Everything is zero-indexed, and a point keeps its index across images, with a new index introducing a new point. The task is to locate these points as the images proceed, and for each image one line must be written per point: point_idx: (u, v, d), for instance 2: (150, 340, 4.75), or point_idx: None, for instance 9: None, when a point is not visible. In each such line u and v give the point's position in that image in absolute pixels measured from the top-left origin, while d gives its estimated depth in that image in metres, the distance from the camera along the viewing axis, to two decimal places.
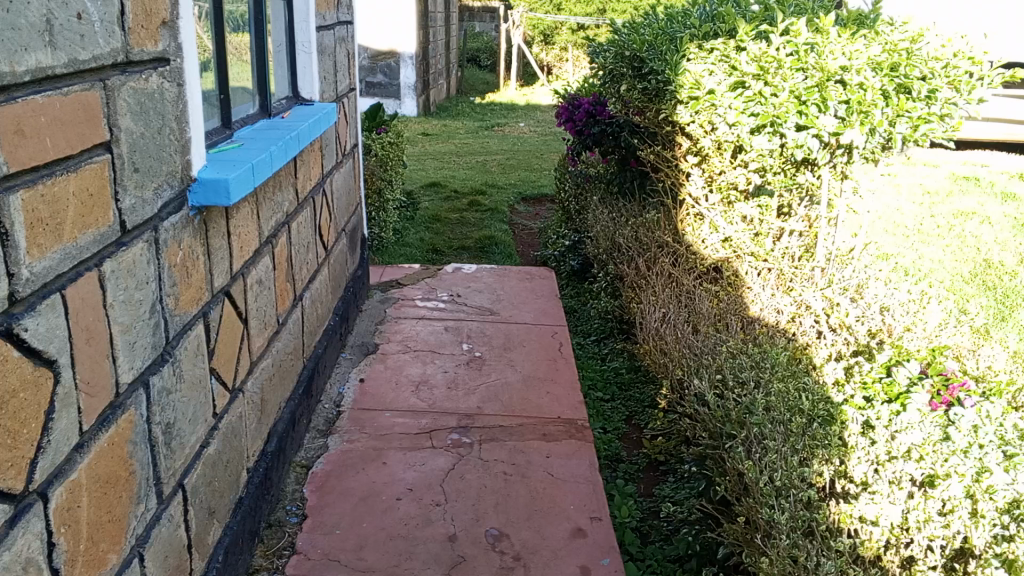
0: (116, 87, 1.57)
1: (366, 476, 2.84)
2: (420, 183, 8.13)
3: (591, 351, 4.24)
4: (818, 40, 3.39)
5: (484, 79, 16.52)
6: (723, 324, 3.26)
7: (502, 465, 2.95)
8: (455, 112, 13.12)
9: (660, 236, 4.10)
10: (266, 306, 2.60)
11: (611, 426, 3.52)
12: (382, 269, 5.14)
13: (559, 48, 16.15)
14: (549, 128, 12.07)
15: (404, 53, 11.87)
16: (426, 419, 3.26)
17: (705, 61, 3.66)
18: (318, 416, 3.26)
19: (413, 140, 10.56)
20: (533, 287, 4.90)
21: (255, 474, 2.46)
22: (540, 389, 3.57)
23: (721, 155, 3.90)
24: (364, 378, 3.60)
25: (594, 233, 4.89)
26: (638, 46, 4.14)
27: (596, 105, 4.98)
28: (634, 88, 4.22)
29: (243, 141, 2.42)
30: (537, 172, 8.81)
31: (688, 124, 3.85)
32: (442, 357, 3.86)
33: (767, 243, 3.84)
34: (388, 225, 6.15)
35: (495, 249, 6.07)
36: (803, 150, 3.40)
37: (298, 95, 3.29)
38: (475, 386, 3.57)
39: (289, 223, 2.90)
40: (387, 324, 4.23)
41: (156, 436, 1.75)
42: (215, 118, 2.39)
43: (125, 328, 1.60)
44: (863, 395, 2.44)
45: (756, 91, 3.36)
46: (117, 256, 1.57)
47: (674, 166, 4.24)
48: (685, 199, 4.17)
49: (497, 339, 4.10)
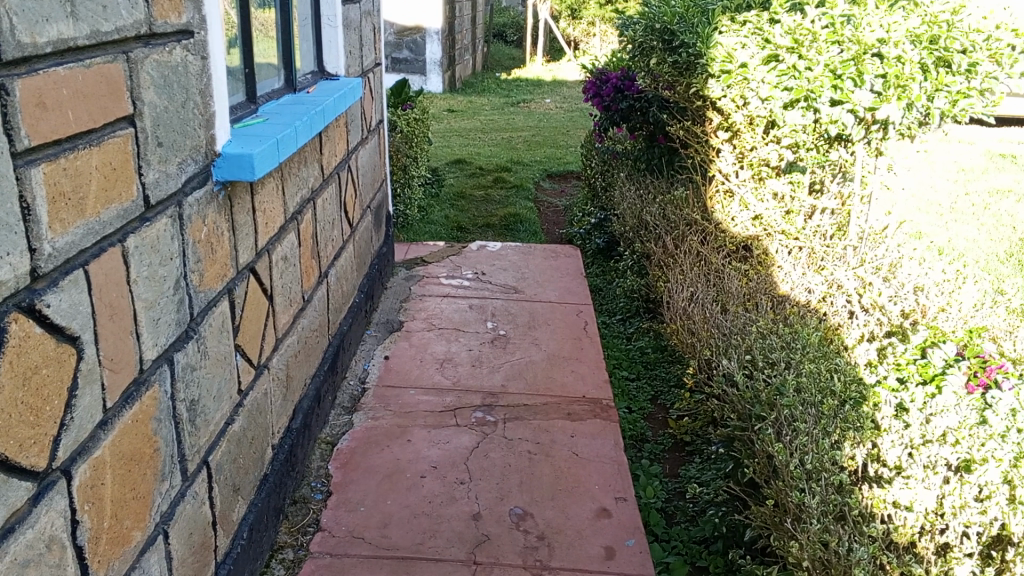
0: (139, 60, 1.55)
1: (390, 454, 2.84)
2: (445, 160, 8.09)
3: (615, 330, 4.20)
4: (855, 12, 3.31)
5: (510, 55, 16.39)
6: (752, 304, 3.19)
7: (527, 444, 2.93)
8: (480, 88, 13.03)
9: (688, 214, 4.02)
10: (291, 282, 2.59)
11: (635, 406, 3.49)
12: (406, 246, 5.13)
13: (586, 23, 15.96)
14: (575, 104, 11.95)
15: (430, 28, 11.80)
16: (451, 397, 3.25)
17: (738, 34, 3.54)
18: (343, 393, 3.26)
19: (438, 117, 10.52)
20: (558, 265, 4.86)
21: (280, 451, 2.46)
22: (565, 367, 3.54)
23: (753, 130, 3.81)
24: (388, 355, 3.60)
25: (620, 210, 4.83)
26: (669, 19, 4.06)
27: (624, 80, 4.85)
28: (664, 61, 4.10)
29: (268, 116, 2.39)
30: (563, 150, 8.73)
31: (720, 99, 3.75)
32: (466, 335, 3.84)
33: (798, 222, 3.76)
34: (413, 202, 6.14)
35: (520, 227, 6.04)
36: (837, 126, 3.30)
37: (324, 70, 3.27)
38: (499, 364, 3.55)
39: (314, 199, 2.88)
40: (412, 302, 4.21)
41: (180, 413, 1.74)
42: (241, 93, 2.37)
43: (149, 304, 1.59)
44: (897, 376, 2.35)
45: (790, 65, 3.26)
46: (141, 231, 1.56)
47: (703, 142, 4.13)
48: (715, 176, 4.07)
49: (521, 317, 4.08)
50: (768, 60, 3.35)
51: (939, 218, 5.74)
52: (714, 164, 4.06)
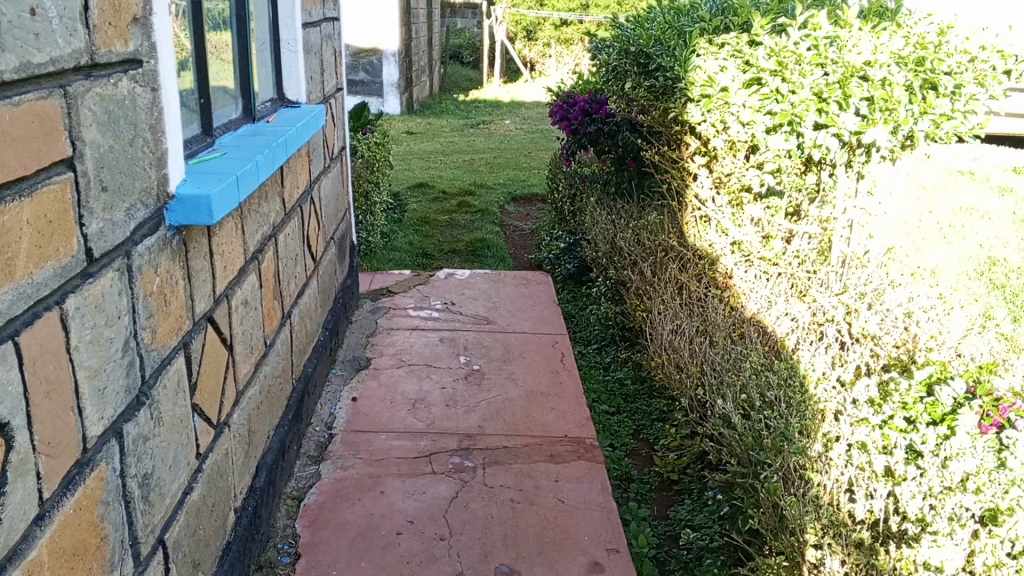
0: (78, 94, 1.36)
1: (363, 508, 2.64)
2: (407, 183, 7.92)
3: (592, 360, 4.05)
4: (840, 34, 3.25)
5: (467, 76, 16.28)
6: (745, 338, 3.07)
7: (509, 492, 2.75)
8: (438, 110, 12.89)
9: (665, 240, 3.87)
10: (253, 327, 2.38)
11: (619, 442, 3.33)
12: (371, 276, 4.93)
13: (542, 44, 15.87)
14: (535, 124, 11.87)
15: (386, 50, 11.65)
16: (425, 441, 3.06)
17: (717, 57, 3.46)
18: (309, 441, 3.05)
19: (398, 139, 10.35)
20: (530, 294, 4.70)
21: (243, 514, 2.25)
22: (544, 405, 3.37)
23: (733, 156, 3.68)
24: (356, 397, 3.39)
25: (592, 235, 4.71)
26: (644, 41, 3.94)
27: (593, 103, 4.81)
28: (640, 85, 4.00)
29: (226, 149, 2.20)
30: (525, 172, 8.60)
31: (699, 125, 3.64)
32: (438, 372, 3.65)
33: (779, 246, 3.63)
34: (375, 230, 5.94)
35: (487, 253, 5.87)
36: (820, 150, 3.27)
37: (284, 96, 3.08)
38: (475, 403, 3.37)
39: (275, 235, 2.68)
40: (379, 336, 4.01)
41: (132, 491, 1.54)
42: (195, 124, 2.18)
43: (93, 372, 1.39)
44: (904, 416, 2.21)
45: (773, 89, 3.21)
46: (83, 290, 1.36)
47: (679, 167, 4.03)
48: (692, 200, 3.96)
49: (495, 350, 3.91)
50: (750, 82, 3.31)
51: (907, 237, 5.71)
52: (691, 188, 3.96)
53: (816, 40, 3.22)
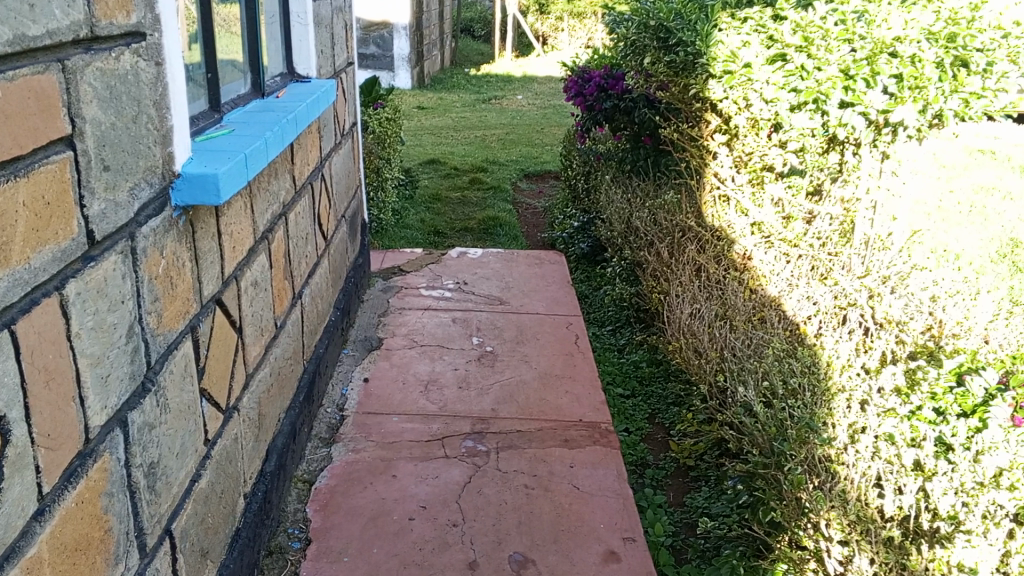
0: (77, 69, 1.29)
1: (375, 493, 2.59)
2: (418, 159, 7.84)
3: (606, 342, 3.99)
4: (868, 9, 3.22)
5: (479, 50, 16.11)
6: (767, 323, 2.99)
7: (523, 477, 2.70)
8: (450, 85, 12.77)
9: (683, 219, 3.80)
10: (263, 309, 2.33)
11: (634, 427, 3.28)
12: (382, 254, 4.86)
13: (554, 18, 15.66)
14: (548, 100, 11.73)
15: (397, 23, 11.54)
16: (438, 424, 3.01)
17: (739, 32, 3.41)
18: (320, 422, 3.00)
19: (409, 114, 10.26)
20: (543, 273, 4.64)
21: (253, 500, 2.21)
22: (558, 388, 3.32)
23: (756, 134, 3.58)
24: (368, 378, 3.34)
25: (606, 214, 4.64)
26: (665, 15, 3.82)
27: (608, 78, 4.71)
28: (660, 61, 3.84)
29: (234, 126, 2.13)
30: (538, 149, 8.50)
31: (720, 101, 3.56)
32: (451, 353, 3.60)
33: (800, 227, 3.54)
34: (386, 207, 5.87)
35: (500, 231, 5.80)
36: (846, 129, 3.19)
37: (294, 71, 3.01)
38: (488, 386, 3.31)
39: (286, 214, 2.62)
40: (390, 316, 3.96)
41: (137, 481, 1.49)
42: (202, 99, 2.11)
43: (96, 360, 1.34)
44: (934, 407, 2.16)
45: (798, 65, 3.18)
46: (84, 274, 1.30)
47: (699, 145, 3.92)
48: (710, 180, 3.86)
49: (508, 331, 3.85)
50: (775, 58, 3.26)
51: (927, 218, 5.60)
52: (710, 167, 3.86)
53: (844, 16, 3.18)
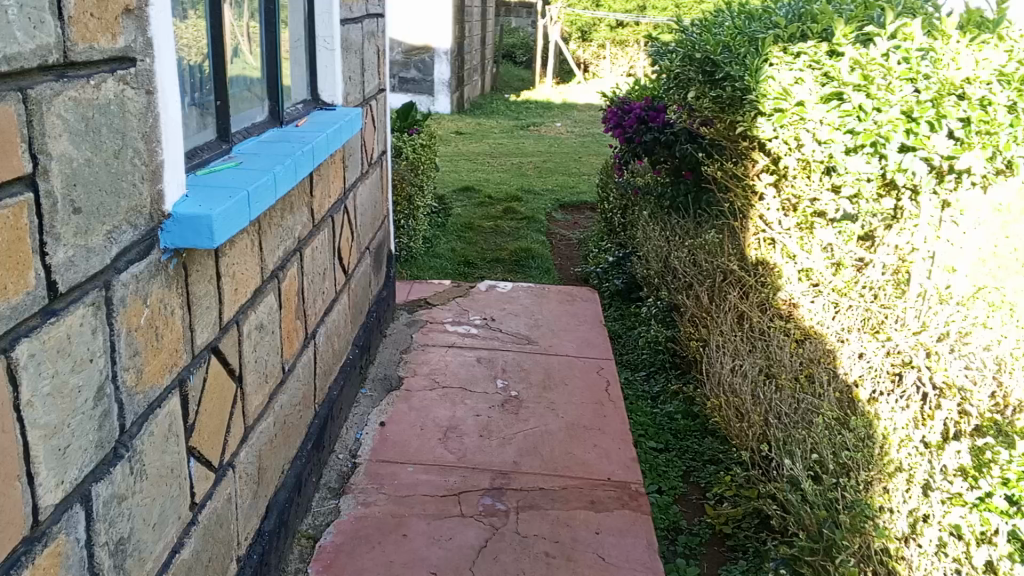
0: (44, 99, 1.13)
1: (383, 554, 2.40)
2: (453, 186, 7.70)
3: (639, 389, 3.77)
4: (934, 46, 2.99)
5: (520, 76, 16.04)
6: (815, 384, 2.75)
7: (544, 544, 2.49)
8: (489, 110, 12.67)
9: (725, 263, 3.59)
10: (269, 353, 2.16)
11: (667, 486, 3.06)
12: (409, 285, 4.70)
13: (597, 45, 15.53)
14: (587, 128, 11.57)
15: (439, 48, 11.50)
16: (455, 476, 2.81)
17: (792, 67, 3.23)
18: (331, 470, 2.82)
19: (446, 139, 10.16)
20: (575, 312, 4.44)
21: (247, 564, 2.03)
22: (586, 440, 3.11)
23: (807, 177, 3.37)
24: (385, 421, 3.16)
25: (643, 251, 4.46)
26: (712, 47, 3.61)
27: (650, 111, 4.58)
28: (705, 96, 3.69)
29: (242, 158, 1.98)
30: (575, 178, 8.32)
31: (770, 140, 3.36)
32: (473, 397, 3.40)
33: (850, 276, 3.29)
34: (417, 234, 5.73)
35: (532, 263, 5.61)
36: (905, 175, 3.02)
37: (318, 98, 2.86)
38: (511, 435, 3.11)
39: (301, 249, 2.46)
40: (413, 353, 3.78)
41: (100, 563, 1.32)
42: (208, 129, 1.96)
43: (51, 431, 1.16)
44: (1005, 496, 1.92)
45: (855, 105, 2.97)
46: (41, 332, 1.13)
47: (744, 185, 3.70)
48: (755, 222, 3.65)
49: (535, 374, 3.65)
50: (830, 96, 3.06)
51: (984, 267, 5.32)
52: (756, 209, 3.65)
53: (909, 54, 2.95)
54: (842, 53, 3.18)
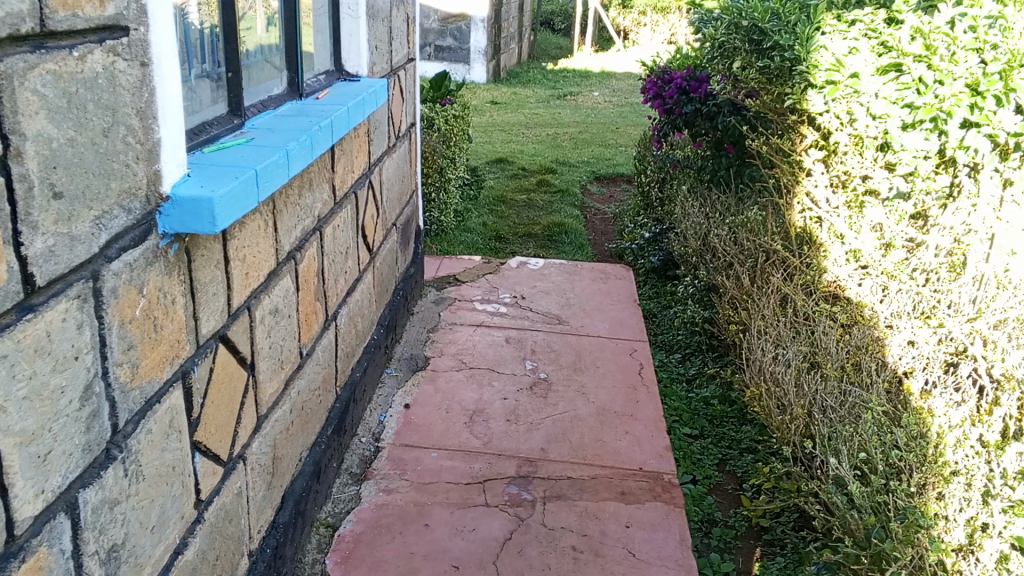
0: (17, 73, 1.02)
1: (403, 545, 2.31)
2: (487, 158, 7.56)
3: (674, 371, 3.64)
4: (1004, 13, 2.78)
5: (557, 45, 15.76)
6: (862, 376, 2.61)
7: (571, 537, 2.39)
8: (526, 79, 12.46)
9: (769, 243, 3.43)
10: (284, 338, 2.06)
11: (701, 476, 2.93)
12: (438, 260, 4.59)
13: (637, 12, 15.16)
14: (626, 97, 11.31)
15: (475, 16, 11.30)
16: (480, 463, 2.71)
17: (847, 37, 3.06)
18: (353, 455, 2.74)
19: (481, 109, 10.00)
20: (608, 290, 4.30)
21: (259, 558, 1.95)
22: (617, 427, 2.98)
23: (860, 153, 3.16)
24: (409, 403, 3.06)
25: (681, 228, 4.32)
26: (761, 15, 3.42)
27: (691, 80, 4.41)
28: (751, 66, 3.48)
29: (255, 133, 1.87)
30: (612, 150, 8.13)
31: (821, 115, 3.17)
32: (501, 379, 3.29)
33: (900, 258, 3.08)
34: (448, 207, 5.61)
35: (565, 238, 5.47)
36: (967, 153, 2.81)
37: (342, 69, 2.74)
38: (540, 421, 3.00)
39: (321, 228, 2.35)
40: (440, 332, 3.68)
41: (89, 573, 1.23)
42: (218, 103, 1.85)
43: (28, 437, 1.07)
44: None
45: (914, 78, 2.81)
46: (14, 331, 1.04)
47: (791, 161, 3.49)
48: (801, 202, 3.46)
49: (566, 356, 3.52)
50: (888, 67, 2.91)
51: None
52: (803, 186, 3.44)
53: (976, 22, 2.77)
54: (901, 20, 3.04)
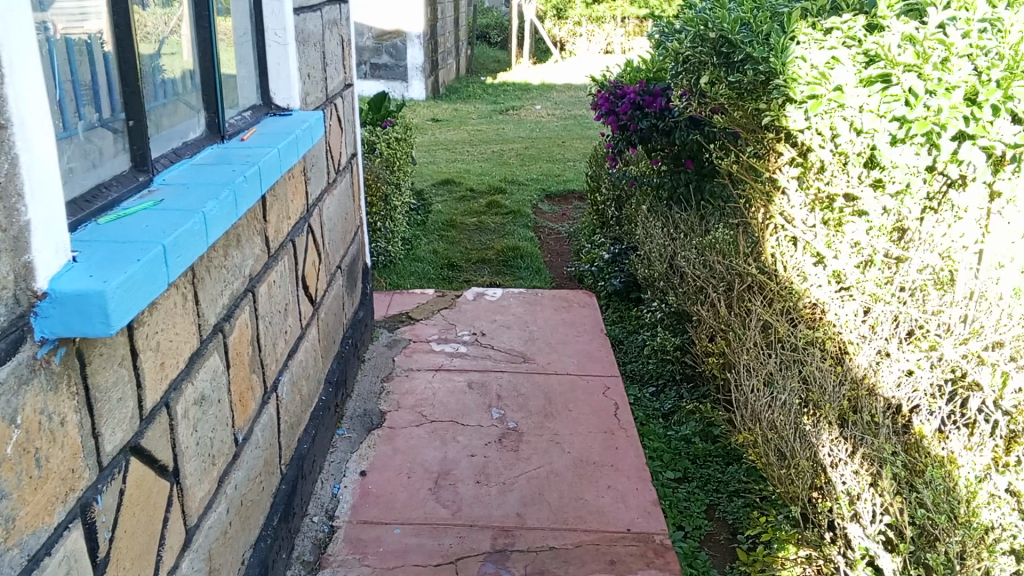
0: None
1: None
2: (432, 179, 7.27)
3: (649, 407, 3.37)
4: (998, 16, 2.66)
5: (495, 58, 15.55)
6: (866, 428, 2.40)
7: None
8: (466, 94, 12.20)
9: (744, 267, 3.21)
10: (214, 429, 1.75)
11: (690, 527, 2.66)
12: (389, 297, 4.28)
13: (573, 23, 15.06)
14: (569, 109, 11.13)
15: (411, 32, 11.02)
16: (451, 538, 2.42)
17: (825, 46, 2.87)
18: (304, 539, 2.42)
19: (422, 128, 9.70)
20: (572, 320, 4.04)
21: None
22: (598, 481, 2.72)
23: (845, 173, 2.97)
24: (366, 470, 2.75)
25: (643, 250, 4.08)
26: (729, 26, 3.23)
27: (645, 94, 4.19)
28: (720, 81, 3.29)
29: (164, 192, 1.55)
30: (560, 165, 7.91)
31: (801, 132, 2.98)
32: (466, 432, 3.00)
33: (883, 276, 2.85)
34: (396, 237, 5.30)
35: (521, 263, 5.20)
36: (960, 167, 2.72)
37: (270, 103, 2.42)
38: (513, 480, 2.71)
39: (253, 289, 2.03)
40: (395, 381, 3.38)
41: None
42: (118, 159, 1.53)
43: None
44: None
45: (904, 89, 2.66)
46: None
47: (763, 181, 3.30)
48: (776, 220, 3.26)
49: (534, 400, 3.25)
50: (874, 78, 2.74)
51: None
52: (778, 205, 3.24)
53: (970, 27, 2.61)
54: (885, 26, 2.87)
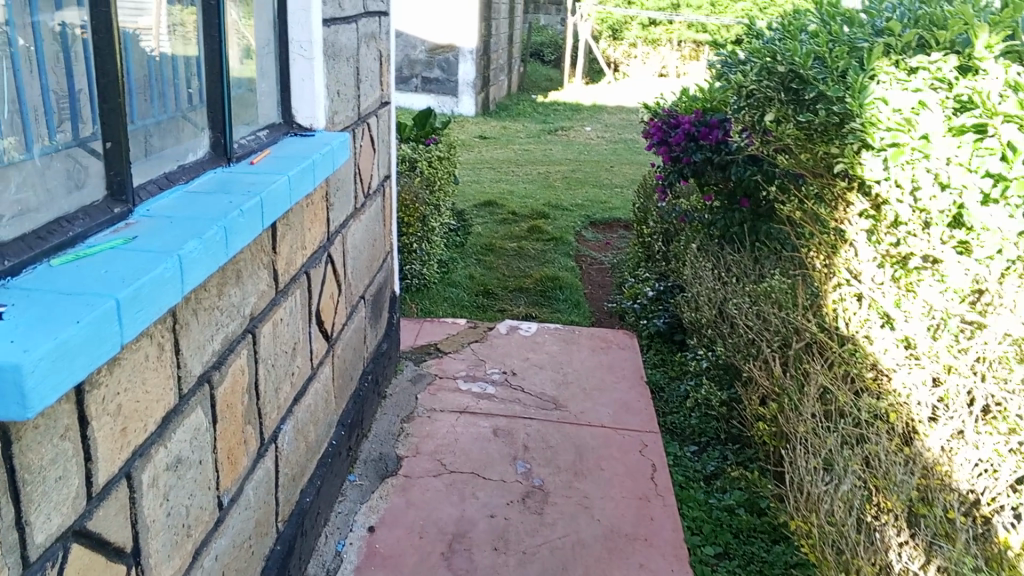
0: None
1: None
2: (474, 199, 7.06)
3: (690, 468, 3.07)
4: None
5: (547, 77, 15.36)
6: (939, 524, 2.08)
7: None
8: (516, 113, 12.02)
9: (802, 322, 2.92)
10: (191, 496, 1.52)
11: None
12: (418, 325, 4.06)
13: (628, 44, 14.77)
14: (619, 133, 10.86)
15: (464, 47, 10.88)
16: None
17: (909, 87, 2.60)
18: None
19: (468, 145, 9.53)
20: (610, 364, 3.77)
21: None
22: (629, 557, 2.45)
23: (926, 233, 2.66)
24: (375, 525, 2.52)
25: (690, 290, 3.79)
26: (801, 61, 2.99)
27: (700, 126, 3.93)
28: (788, 119, 3.07)
29: (141, 227, 1.33)
30: (606, 191, 7.64)
31: (878, 183, 2.74)
32: (488, 488, 2.75)
33: (957, 344, 2.45)
34: (431, 259, 5.09)
35: (560, 294, 4.94)
36: None
37: (291, 121, 2.21)
38: (534, 549, 2.46)
39: (253, 332, 1.81)
40: (416, 422, 3.14)
41: None
42: (88, 188, 1.31)
43: None
44: None
45: (1002, 142, 2.36)
46: None
47: (831, 233, 3.05)
48: (839, 275, 2.97)
49: (564, 454, 2.99)
50: (966, 128, 2.44)
51: None
52: (844, 257, 2.96)
53: None
54: (983, 68, 2.56)
